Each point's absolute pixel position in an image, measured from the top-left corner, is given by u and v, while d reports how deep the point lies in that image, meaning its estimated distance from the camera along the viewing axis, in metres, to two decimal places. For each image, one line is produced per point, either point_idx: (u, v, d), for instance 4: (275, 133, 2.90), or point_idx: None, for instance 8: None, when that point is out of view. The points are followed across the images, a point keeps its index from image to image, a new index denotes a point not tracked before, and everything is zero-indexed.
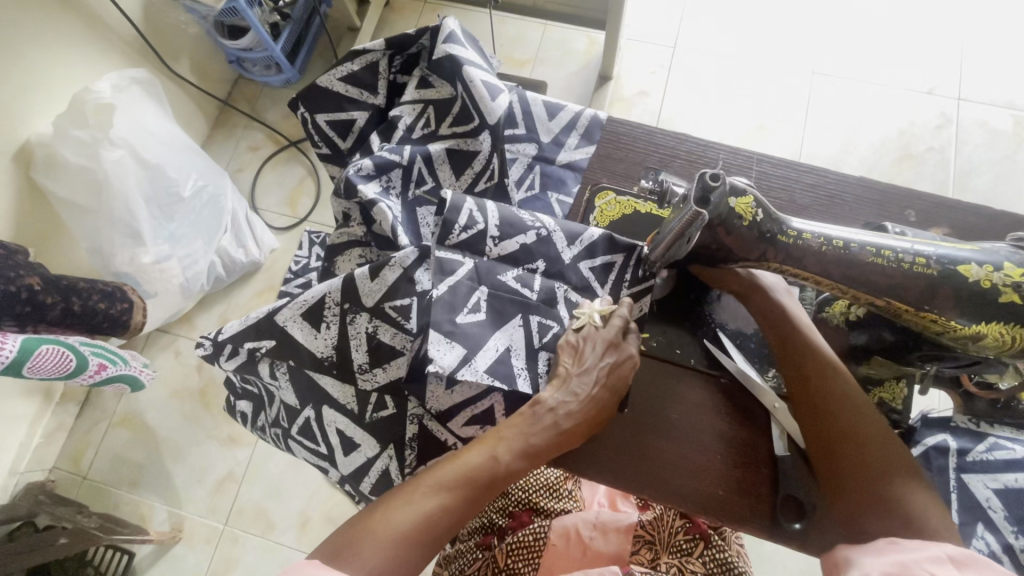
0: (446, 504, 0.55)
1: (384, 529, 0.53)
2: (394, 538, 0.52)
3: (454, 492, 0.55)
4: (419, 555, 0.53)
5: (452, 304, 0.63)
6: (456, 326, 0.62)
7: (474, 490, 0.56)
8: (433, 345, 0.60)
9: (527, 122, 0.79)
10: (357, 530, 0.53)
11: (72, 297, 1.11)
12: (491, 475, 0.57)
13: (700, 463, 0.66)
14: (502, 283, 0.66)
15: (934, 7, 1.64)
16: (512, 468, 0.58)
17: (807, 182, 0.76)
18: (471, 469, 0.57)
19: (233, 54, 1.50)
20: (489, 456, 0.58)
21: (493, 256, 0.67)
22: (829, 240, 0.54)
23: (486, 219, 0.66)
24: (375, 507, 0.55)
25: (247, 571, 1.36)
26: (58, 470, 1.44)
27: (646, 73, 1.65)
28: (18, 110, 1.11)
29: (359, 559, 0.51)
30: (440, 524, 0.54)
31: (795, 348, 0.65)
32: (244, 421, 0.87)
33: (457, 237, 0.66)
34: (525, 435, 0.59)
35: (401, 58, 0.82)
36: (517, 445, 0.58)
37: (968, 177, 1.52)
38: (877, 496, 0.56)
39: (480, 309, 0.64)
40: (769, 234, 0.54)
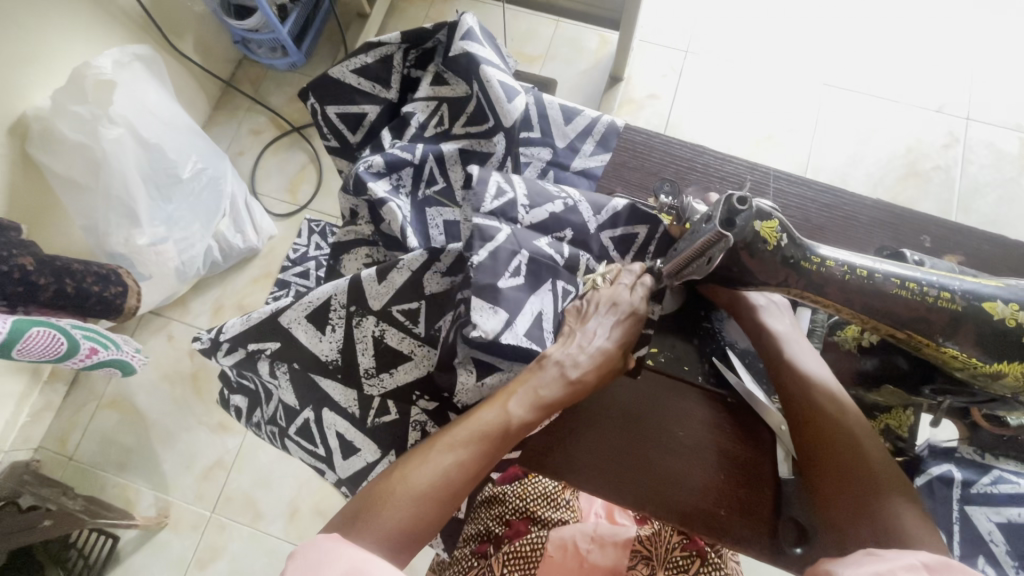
0: (463, 461, 0.54)
1: (401, 490, 0.52)
2: (412, 497, 0.51)
3: (469, 448, 0.54)
4: (440, 511, 0.52)
5: (494, 269, 0.60)
6: (500, 292, 0.59)
7: (491, 445, 0.55)
8: (476, 311, 0.57)
9: (543, 126, 0.77)
10: (376, 493, 0.52)
11: (66, 278, 1.08)
12: (505, 430, 0.55)
13: (697, 482, 0.66)
14: (538, 247, 0.64)
15: (947, 24, 1.63)
16: (525, 421, 0.56)
17: (823, 202, 0.75)
18: (485, 426, 0.55)
19: (239, 34, 1.47)
20: (501, 412, 0.56)
21: (525, 224, 0.65)
22: (853, 268, 0.52)
23: (514, 189, 0.66)
24: (392, 471, 0.54)
25: (233, 559, 1.35)
26: (43, 450, 1.42)
27: (657, 77, 1.63)
28: (15, 81, 1.07)
29: (380, 520, 0.51)
30: (458, 481, 0.53)
31: (775, 359, 0.65)
32: (238, 416, 0.86)
33: (490, 204, 0.64)
34: (534, 393, 0.57)
35: (416, 52, 0.80)
36: (529, 397, 0.57)
37: (972, 198, 1.52)
38: (870, 513, 0.54)
39: (520, 273, 0.61)
40: (792, 259, 0.52)
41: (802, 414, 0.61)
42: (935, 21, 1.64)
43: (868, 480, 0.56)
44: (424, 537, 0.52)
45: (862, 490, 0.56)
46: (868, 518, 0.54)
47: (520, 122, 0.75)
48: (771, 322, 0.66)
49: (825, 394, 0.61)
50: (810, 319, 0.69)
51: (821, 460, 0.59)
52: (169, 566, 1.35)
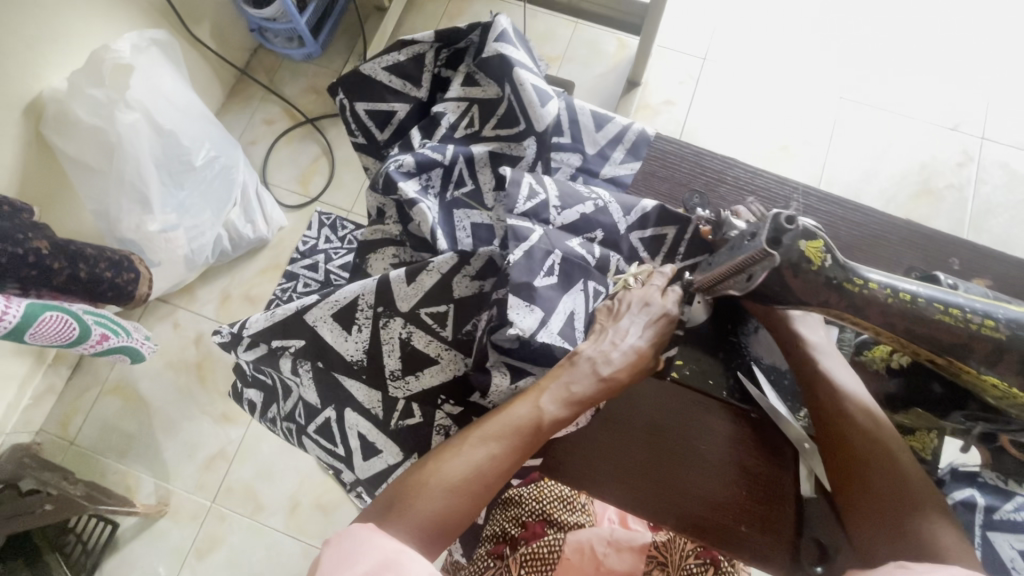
0: (495, 455, 0.53)
1: (434, 481, 0.52)
2: (444, 489, 0.51)
3: (502, 442, 0.54)
4: (472, 504, 0.52)
5: (530, 268, 0.60)
6: (535, 290, 0.59)
7: (524, 439, 0.54)
8: (512, 309, 0.57)
9: (573, 131, 0.76)
10: (408, 484, 0.52)
11: (79, 264, 1.07)
12: (538, 425, 0.55)
13: (719, 498, 0.66)
14: (571, 247, 0.65)
15: (965, 42, 1.63)
16: (557, 417, 0.55)
17: (852, 219, 0.75)
18: (517, 421, 0.55)
19: (256, 22, 1.45)
20: (534, 407, 0.55)
21: (556, 225, 0.67)
22: (896, 292, 0.52)
23: (546, 190, 0.67)
24: (423, 464, 0.54)
25: (232, 550, 1.34)
26: (45, 433, 1.41)
27: (674, 84, 1.63)
28: (32, 61, 1.06)
29: (414, 510, 0.50)
30: (490, 474, 0.53)
31: (810, 372, 0.64)
32: (251, 410, 0.86)
33: (522, 205, 0.65)
34: (566, 389, 0.56)
35: (447, 51, 0.79)
36: (562, 393, 0.56)
37: (984, 217, 1.51)
38: (909, 533, 0.54)
39: (554, 272, 0.62)
40: (835, 280, 0.52)
41: (833, 428, 0.61)
42: (953, 40, 1.63)
43: (899, 495, 0.56)
44: (456, 529, 0.52)
45: (893, 505, 0.56)
46: (906, 535, 0.54)
47: (552, 127, 0.74)
48: (804, 333, 0.66)
49: (853, 408, 0.61)
50: (838, 335, 0.70)
51: (847, 475, 0.59)
52: (167, 554, 1.34)
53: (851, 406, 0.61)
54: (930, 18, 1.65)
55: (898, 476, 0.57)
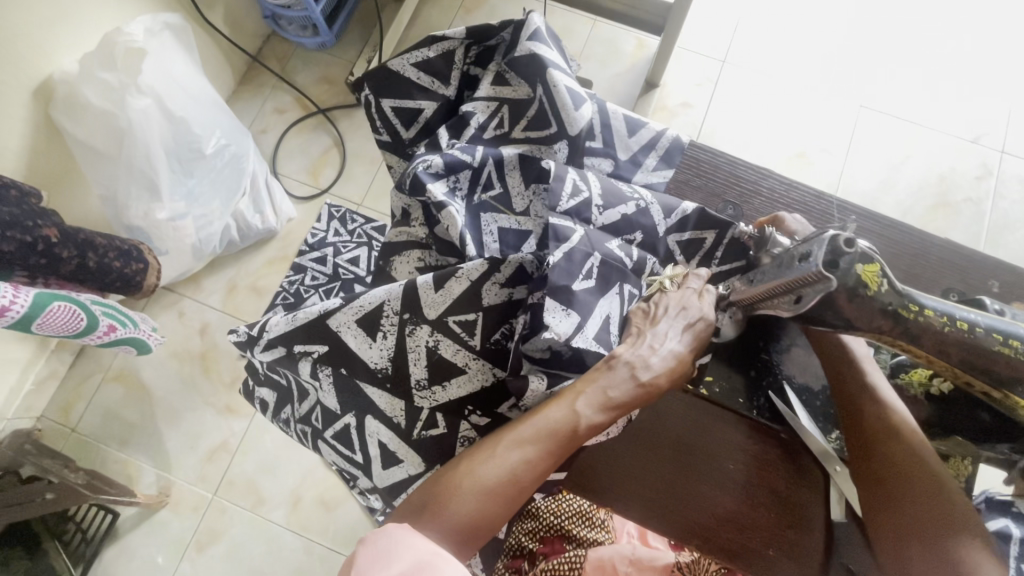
0: (530, 459, 0.52)
1: (467, 483, 0.51)
2: (478, 492, 0.50)
3: (537, 447, 0.52)
4: (505, 507, 0.51)
5: (569, 270, 0.59)
6: (573, 294, 0.58)
7: (559, 444, 0.52)
8: (549, 312, 0.57)
9: (605, 136, 0.74)
10: (443, 485, 0.52)
11: (89, 253, 1.05)
12: (574, 430, 0.52)
13: (745, 519, 0.64)
14: (610, 249, 0.64)
15: (989, 53, 1.59)
16: (593, 423, 0.52)
17: (889, 234, 0.75)
18: (553, 424, 0.52)
19: (270, 9, 1.42)
20: (570, 411, 0.53)
21: (597, 225, 0.67)
22: (954, 320, 0.50)
23: (590, 188, 0.67)
24: (458, 465, 0.53)
25: (232, 544, 1.32)
26: (46, 419, 1.39)
27: (691, 86, 1.59)
28: (42, 42, 1.03)
29: (448, 511, 0.50)
30: (525, 477, 0.52)
31: (853, 389, 0.62)
32: (263, 409, 0.84)
33: (565, 204, 0.66)
34: (603, 394, 0.53)
35: (477, 49, 0.77)
36: (599, 397, 0.53)
37: (1001, 232, 1.48)
38: (939, 557, 0.52)
39: (592, 276, 0.61)
40: (892, 307, 0.50)
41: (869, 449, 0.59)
42: (976, 51, 1.59)
43: (935, 513, 0.54)
44: (490, 530, 0.52)
45: (929, 522, 0.54)
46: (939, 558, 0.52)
47: (585, 131, 0.72)
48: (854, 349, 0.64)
49: (897, 423, 0.59)
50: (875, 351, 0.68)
51: (883, 492, 0.58)
52: (166, 546, 1.32)
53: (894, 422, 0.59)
54: (953, 27, 1.61)
55: (933, 493, 0.55)
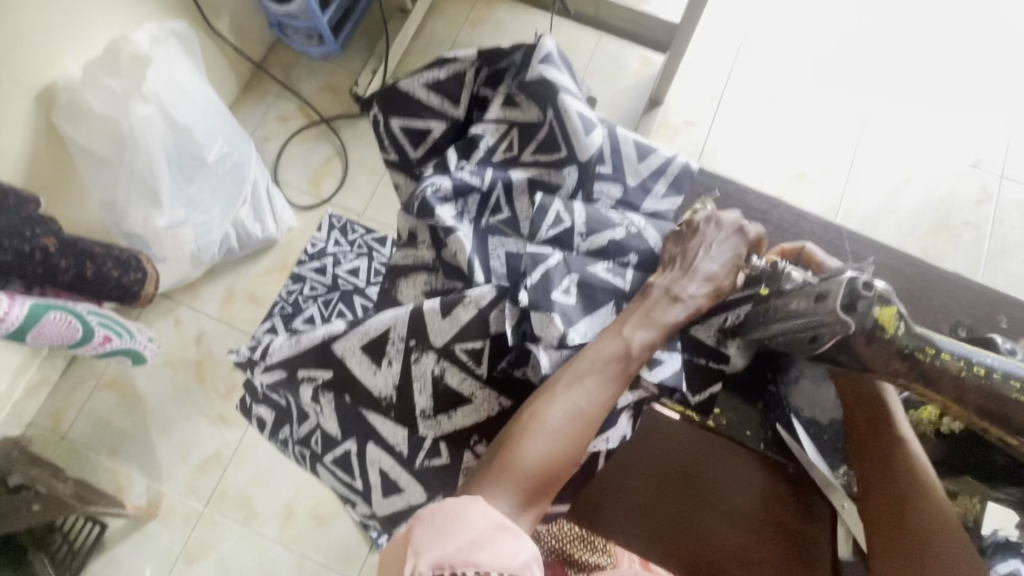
0: (592, 392, 0.55)
1: (537, 427, 0.53)
2: (549, 433, 0.53)
3: (595, 379, 0.55)
4: (573, 446, 0.53)
5: (546, 285, 0.60)
6: (552, 301, 0.60)
7: (615, 372, 0.56)
8: (534, 321, 0.59)
9: (614, 161, 0.74)
10: (509, 435, 0.53)
11: (86, 263, 1.04)
12: (626, 356, 0.56)
13: (753, 555, 0.63)
14: (593, 272, 0.64)
15: (991, 78, 1.59)
16: (644, 347, 0.57)
17: (897, 268, 0.76)
18: (606, 355, 0.56)
19: (276, 18, 1.41)
20: (618, 340, 0.57)
21: (582, 250, 0.66)
22: (971, 364, 0.50)
23: (573, 217, 0.67)
24: (521, 414, 0.55)
25: (222, 559, 1.28)
26: (36, 426, 1.35)
27: (695, 103, 1.59)
28: (46, 47, 1.02)
29: (524, 459, 0.51)
30: (591, 411, 0.54)
31: (877, 435, 0.61)
32: (260, 427, 0.82)
33: (546, 232, 0.66)
34: (648, 318, 0.59)
35: (487, 70, 0.76)
36: (642, 321, 0.58)
37: (1000, 257, 1.47)
38: None
39: (572, 293, 0.62)
40: (910, 350, 0.50)
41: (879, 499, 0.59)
42: (980, 75, 1.59)
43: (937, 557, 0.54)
44: (560, 475, 0.53)
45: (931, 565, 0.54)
46: None
47: (595, 156, 0.72)
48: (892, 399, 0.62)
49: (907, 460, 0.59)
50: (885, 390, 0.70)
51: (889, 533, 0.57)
52: (154, 560, 1.29)
53: (901, 455, 0.59)
54: (957, 52, 1.61)
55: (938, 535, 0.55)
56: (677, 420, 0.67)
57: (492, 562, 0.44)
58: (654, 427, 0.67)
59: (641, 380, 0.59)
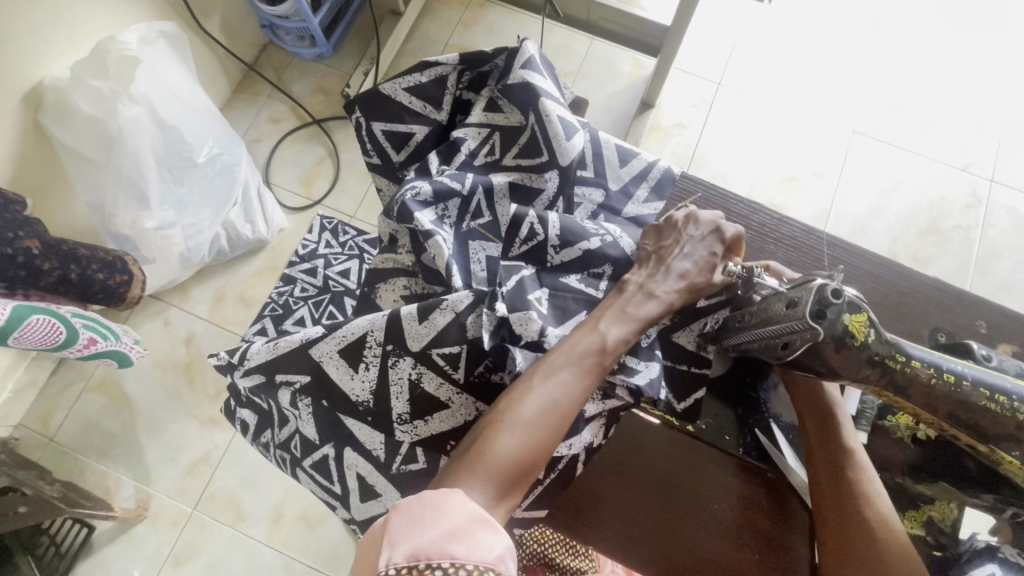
0: (568, 384, 0.54)
1: (512, 419, 0.52)
2: (523, 425, 0.52)
3: (571, 371, 0.55)
4: (549, 438, 0.53)
5: (521, 293, 0.60)
6: (526, 304, 0.60)
7: (592, 365, 0.55)
8: (515, 319, 0.58)
9: (596, 165, 0.75)
10: (485, 427, 0.53)
11: (70, 263, 1.03)
12: (602, 349, 0.56)
13: (729, 561, 0.63)
14: (565, 284, 0.65)
15: (981, 83, 1.59)
16: (620, 341, 0.57)
17: (878, 273, 0.77)
18: (582, 349, 0.56)
19: (268, 19, 1.41)
20: (594, 334, 0.57)
21: (554, 263, 0.65)
22: (940, 372, 0.51)
23: (547, 229, 0.65)
24: (497, 407, 0.54)
25: (210, 562, 1.26)
26: (23, 428, 1.33)
27: (687, 106, 1.59)
28: (32, 47, 1.01)
29: (497, 451, 0.51)
30: (566, 403, 0.54)
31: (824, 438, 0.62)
32: (243, 430, 0.82)
33: (519, 248, 0.66)
34: (622, 314, 0.58)
35: (470, 74, 0.77)
36: (618, 316, 0.58)
37: (990, 260, 1.47)
38: None
39: (543, 305, 0.62)
40: (879, 356, 0.51)
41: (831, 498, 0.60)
42: (970, 80, 1.60)
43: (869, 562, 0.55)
44: (535, 466, 0.53)
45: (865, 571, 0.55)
46: None
47: (576, 161, 0.72)
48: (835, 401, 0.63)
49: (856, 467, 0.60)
50: (861, 398, 0.69)
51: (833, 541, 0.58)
52: (142, 563, 1.27)
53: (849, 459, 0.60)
54: (947, 58, 1.61)
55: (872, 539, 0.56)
56: (656, 423, 0.68)
57: (470, 554, 0.43)
58: (628, 430, 0.67)
59: (615, 390, 0.60)
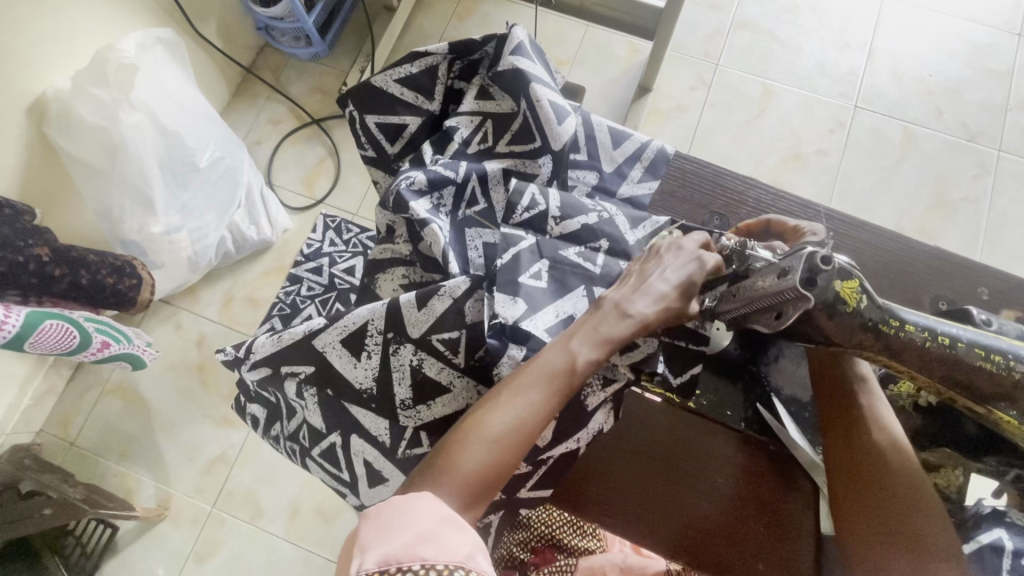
0: (534, 403, 0.52)
1: (475, 436, 0.51)
2: (486, 443, 0.50)
3: (538, 390, 0.52)
4: (514, 457, 0.51)
5: (515, 268, 0.61)
6: (518, 285, 0.60)
7: (559, 384, 0.53)
8: (498, 302, 0.59)
9: (590, 149, 0.75)
10: (448, 442, 0.51)
11: (80, 269, 1.06)
12: (570, 370, 0.53)
13: (739, 534, 0.64)
14: (564, 257, 0.65)
15: (985, 50, 1.56)
16: (592, 360, 0.54)
17: (875, 244, 0.76)
18: (551, 367, 0.53)
19: (263, 21, 1.42)
20: (565, 353, 0.54)
21: (554, 234, 0.67)
22: (934, 335, 0.51)
23: (548, 201, 0.67)
24: (463, 420, 0.53)
25: (230, 558, 1.29)
26: (44, 434, 1.36)
27: (686, 89, 1.57)
28: (35, 60, 1.03)
29: (456, 468, 0.49)
30: (532, 423, 0.52)
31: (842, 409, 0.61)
32: (254, 425, 0.83)
33: (520, 217, 0.67)
34: (598, 330, 0.55)
35: (461, 63, 0.77)
36: (591, 335, 0.55)
37: (999, 232, 1.45)
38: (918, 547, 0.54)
39: (541, 278, 0.63)
40: (873, 322, 0.51)
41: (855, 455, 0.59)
42: (973, 48, 1.57)
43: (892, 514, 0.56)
44: (497, 484, 0.51)
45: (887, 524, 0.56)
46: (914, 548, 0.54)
47: (569, 144, 0.72)
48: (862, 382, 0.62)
49: (874, 429, 0.59)
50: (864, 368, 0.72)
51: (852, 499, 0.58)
52: (165, 562, 1.30)
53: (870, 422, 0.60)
54: (951, 27, 1.58)
55: (896, 488, 0.56)
56: (658, 402, 0.68)
57: (440, 556, 0.42)
58: (631, 405, 0.68)
59: (616, 372, 0.61)
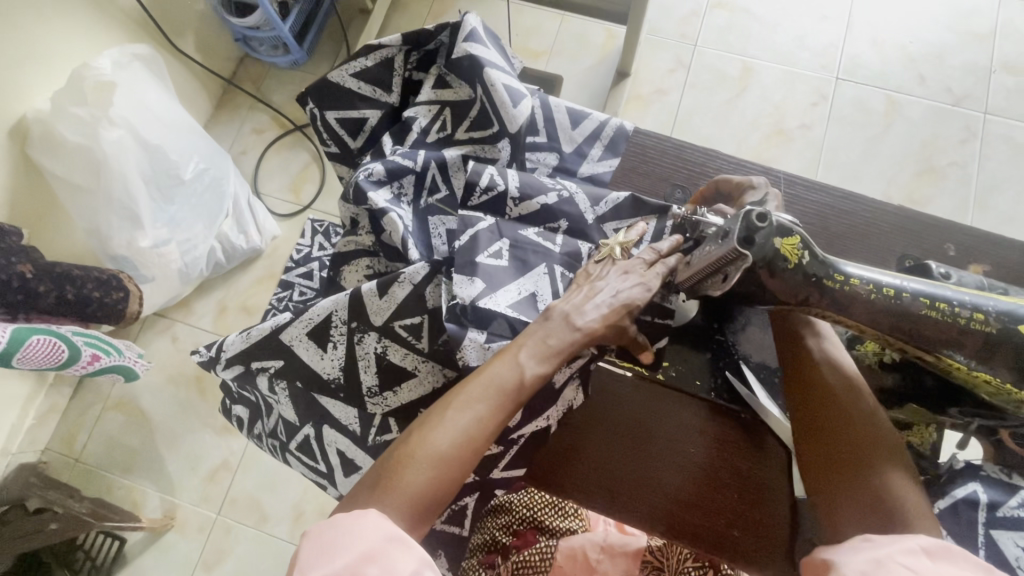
0: (480, 417, 0.51)
1: (421, 452, 0.49)
2: (432, 460, 0.49)
3: (485, 405, 0.52)
4: (461, 472, 0.50)
5: (473, 247, 0.63)
6: (476, 265, 0.61)
7: (507, 399, 0.52)
8: (455, 283, 0.60)
9: (549, 130, 0.76)
10: (394, 456, 0.50)
11: (66, 285, 1.07)
12: (517, 384, 0.53)
13: (712, 505, 0.64)
14: (524, 237, 0.66)
15: (965, 13, 1.55)
16: (540, 374, 0.53)
17: (839, 208, 0.78)
18: (498, 381, 0.53)
19: (239, 32, 1.43)
20: (513, 367, 0.53)
21: (513, 216, 0.68)
22: (879, 287, 0.52)
23: (507, 181, 0.67)
24: (410, 432, 0.52)
25: (238, 564, 1.30)
26: (50, 452, 1.38)
27: (665, 72, 1.57)
28: (14, 82, 1.04)
29: (403, 484, 0.48)
30: (479, 438, 0.51)
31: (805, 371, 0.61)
32: (240, 426, 0.84)
33: (479, 199, 0.67)
34: (545, 343, 0.55)
35: (417, 54, 0.78)
36: (539, 348, 0.54)
37: (989, 194, 1.43)
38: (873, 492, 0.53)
39: (502, 256, 0.64)
40: (816, 276, 0.52)
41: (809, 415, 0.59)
42: (953, 12, 1.55)
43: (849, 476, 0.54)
44: (444, 499, 0.50)
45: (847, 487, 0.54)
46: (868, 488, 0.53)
47: (525, 127, 0.73)
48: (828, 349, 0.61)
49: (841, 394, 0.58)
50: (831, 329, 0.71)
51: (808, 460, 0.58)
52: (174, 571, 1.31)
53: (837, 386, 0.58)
54: None
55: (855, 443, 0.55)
56: (628, 376, 0.69)
57: None
58: (598, 384, 0.68)
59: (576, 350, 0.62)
